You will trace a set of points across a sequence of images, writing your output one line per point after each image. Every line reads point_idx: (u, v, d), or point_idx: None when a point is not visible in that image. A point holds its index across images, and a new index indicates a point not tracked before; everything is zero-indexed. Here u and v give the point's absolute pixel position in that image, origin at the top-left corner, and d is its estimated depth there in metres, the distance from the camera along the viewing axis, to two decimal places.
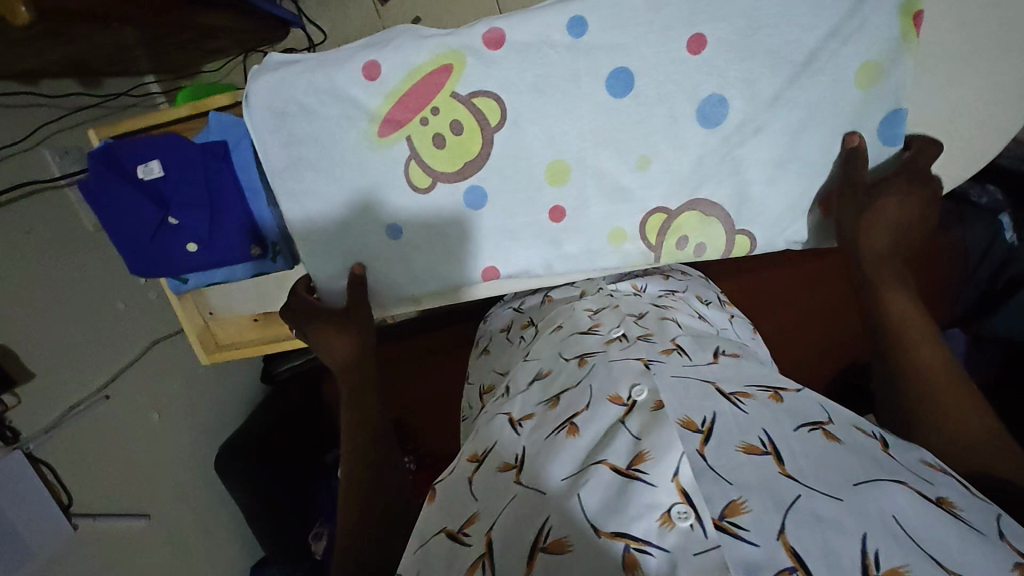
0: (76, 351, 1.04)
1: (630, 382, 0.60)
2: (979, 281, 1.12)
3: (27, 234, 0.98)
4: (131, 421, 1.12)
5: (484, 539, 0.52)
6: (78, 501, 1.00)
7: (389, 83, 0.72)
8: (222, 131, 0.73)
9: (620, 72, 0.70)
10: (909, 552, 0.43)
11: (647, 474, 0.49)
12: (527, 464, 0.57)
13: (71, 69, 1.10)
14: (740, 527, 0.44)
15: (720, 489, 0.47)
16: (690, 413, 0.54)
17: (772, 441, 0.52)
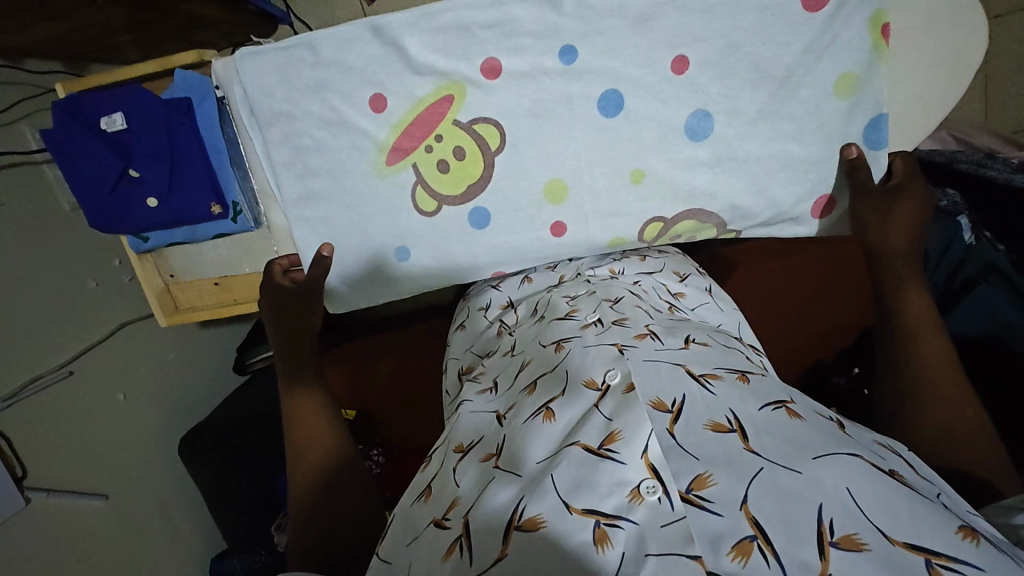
0: (43, 324, 1.04)
1: (605, 366, 0.54)
2: (936, 282, 1.14)
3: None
4: (94, 400, 1.11)
5: (462, 521, 0.48)
6: (33, 475, 0.98)
7: (392, 116, 0.68)
8: (186, 87, 0.68)
9: (610, 94, 0.67)
10: (862, 520, 0.39)
11: (617, 453, 0.46)
12: (506, 451, 0.52)
13: (56, 50, 1.11)
14: (705, 499, 0.42)
15: (687, 464, 0.44)
16: (660, 394, 0.50)
17: (738, 420, 0.48)
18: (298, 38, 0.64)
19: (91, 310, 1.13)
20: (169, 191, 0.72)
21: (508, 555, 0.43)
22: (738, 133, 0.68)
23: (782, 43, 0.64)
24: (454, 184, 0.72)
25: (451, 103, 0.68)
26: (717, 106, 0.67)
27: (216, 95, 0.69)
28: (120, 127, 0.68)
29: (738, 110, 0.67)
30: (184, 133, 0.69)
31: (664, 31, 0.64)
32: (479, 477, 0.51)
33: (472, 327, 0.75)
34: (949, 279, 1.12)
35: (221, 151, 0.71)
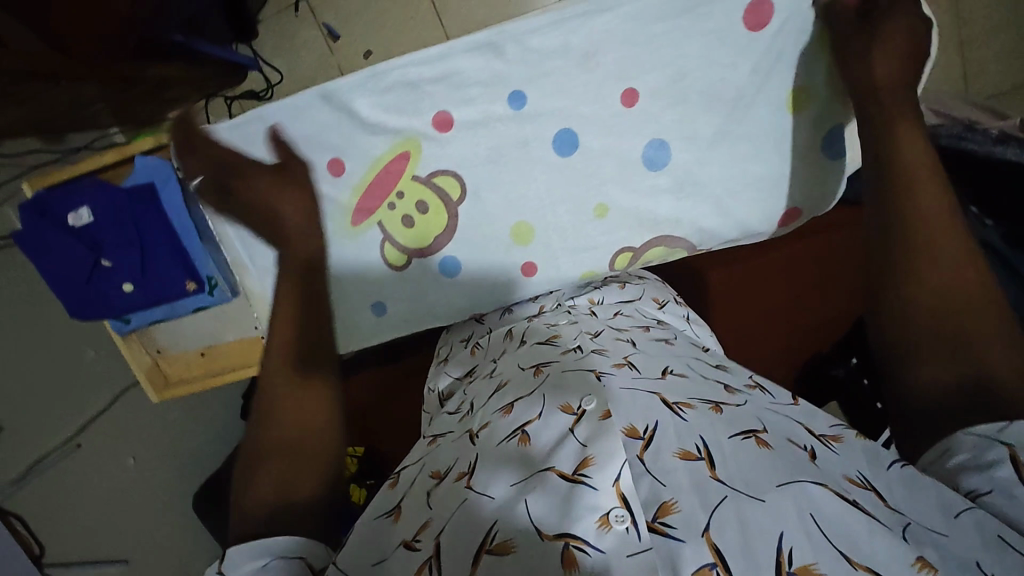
0: (47, 401, 1.05)
1: (582, 391, 0.53)
2: None
3: None
4: (104, 468, 1.12)
5: (434, 543, 0.47)
6: (50, 550, 1.05)
7: (352, 177, 0.70)
8: (146, 172, 0.69)
9: (564, 133, 0.68)
10: (822, 551, 0.39)
11: (590, 477, 0.45)
12: (478, 469, 0.50)
13: (30, 128, 1.13)
14: (669, 526, 0.41)
15: (653, 489, 0.44)
16: (633, 419, 0.48)
17: (707, 446, 0.46)
18: (254, 116, 0.67)
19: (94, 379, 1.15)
20: (143, 277, 0.73)
21: None
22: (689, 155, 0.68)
23: (723, 66, 0.64)
24: (422, 236, 0.72)
25: (407, 158, 0.69)
26: (665, 134, 0.68)
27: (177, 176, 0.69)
28: (87, 221, 0.70)
29: (693, 133, 0.67)
30: (152, 219, 0.71)
31: (610, 65, 0.65)
32: (449, 496, 0.50)
33: (455, 361, 0.74)
34: None
35: (188, 231, 0.72)
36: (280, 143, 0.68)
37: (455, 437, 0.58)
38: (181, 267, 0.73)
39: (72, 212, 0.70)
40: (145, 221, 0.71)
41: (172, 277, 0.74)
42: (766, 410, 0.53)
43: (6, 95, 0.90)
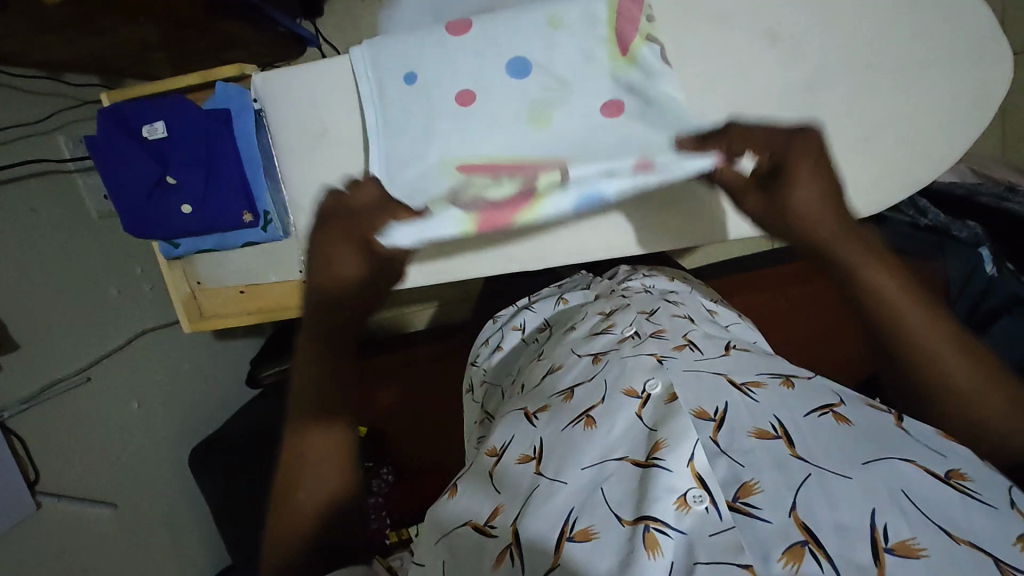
0: (62, 328, 1.04)
1: (644, 375, 0.55)
2: (959, 313, 1.13)
3: (31, 212, 1.02)
4: (110, 406, 1.11)
5: (510, 530, 0.47)
6: (44, 479, 0.97)
7: (491, 197, 0.67)
8: (225, 99, 0.72)
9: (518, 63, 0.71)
10: (915, 522, 0.40)
11: (663, 460, 0.46)
12: (544, 456, 0.51)
13: (96, 66, 1.15)
14: (753, 506, 0.43)
15: (732, 471, 0.45)
16: (702, 402, 0.51)
17: (783, 424, 0.48)
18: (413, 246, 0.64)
19: (110, 317, 1.15)
20: (205, 196, 0.74)
21: (560, 565, 0.43)
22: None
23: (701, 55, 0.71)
24: None
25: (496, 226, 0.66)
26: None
27: (253, 108, 0.72)
28: (161, 135, 0.72)
29: None
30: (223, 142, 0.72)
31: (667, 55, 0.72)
32: (481, 487, 0.52)
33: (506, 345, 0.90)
34: (971, 311, 1.11)
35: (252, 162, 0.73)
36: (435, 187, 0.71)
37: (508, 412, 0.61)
38: (241, 190, 0.73)
39: (148, 126, 0.72)
40: (214, 144, 0.72)
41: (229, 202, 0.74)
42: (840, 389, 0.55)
43: (94, 30, 0.95)
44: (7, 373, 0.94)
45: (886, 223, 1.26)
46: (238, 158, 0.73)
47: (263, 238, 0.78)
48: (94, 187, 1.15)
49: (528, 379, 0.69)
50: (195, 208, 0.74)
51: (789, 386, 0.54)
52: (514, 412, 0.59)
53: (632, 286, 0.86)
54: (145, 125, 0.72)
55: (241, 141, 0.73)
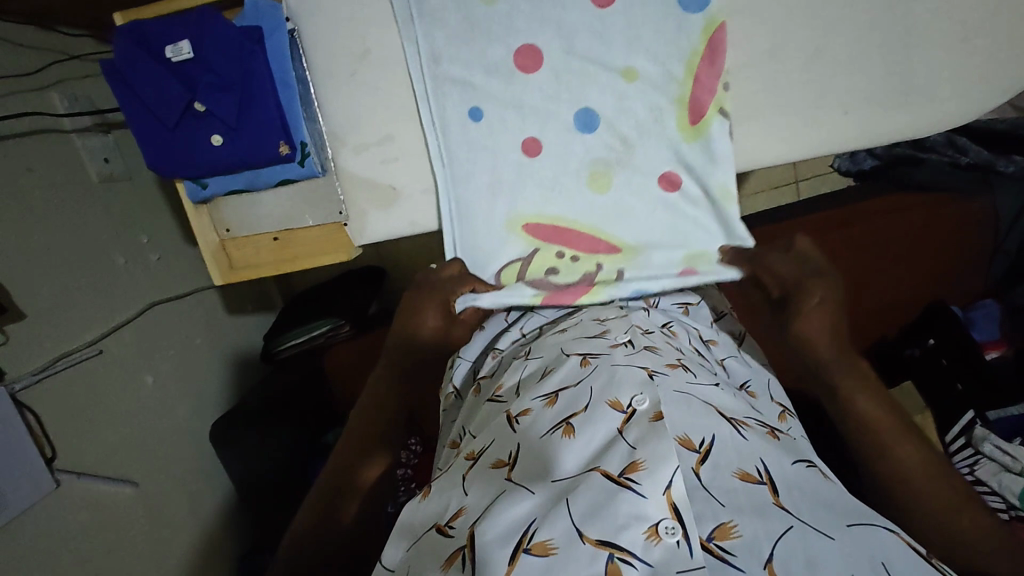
0: (67, 296, 0.97)
1: (632, 390, 0.53)
2: (1008, 249, 1.12)
3: (28, 172, 0.94)
4: (124, 379, 1.04)
5: (467, 531, 0.46)
6: (62, 455, 0.91)
7: (557, 279, 0.75)
8: (256, 15, 0.66)
9: (586, 114, 0.73)
10: None
11: (638, 484, 0.44)
12: (520, 466, 0.51)
13: (87, 17, 1.06)
14: (728, 552, 0.41)
15: (711, 509, 0.44)
16: (689, 431, 0.50)
17: (769, 473, 0.49)
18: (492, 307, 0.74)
19: (119, 286, 1.08)
20: (237, 125, 0.68)
21: (512, 575, 0.41)
22: (812, 75, 0.70)
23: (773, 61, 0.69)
24: None
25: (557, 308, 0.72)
26: (812, 38, 0.68)
27: (287, 27, 0.68)
28: (188, 56, 0.66)
29: (784, 56, 0.69)
30: (257, 63, 0.66)
31: None
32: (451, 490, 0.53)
33: None
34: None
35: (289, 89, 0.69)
36: (500, 245, 0.77)
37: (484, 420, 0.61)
38: (278, 116, 0.68)
39: (173, 46, 0.66)
40: (247, 64, 0.66)
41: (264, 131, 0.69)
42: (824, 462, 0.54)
43: None
44: (14, 343, 0.86)
45: (924, 165, 1.17)
46: (272, 82, 0.68)
47: (298, 173, 0.72)
48: (93, 149, 1.07)
49: (509, 380, 0.64)
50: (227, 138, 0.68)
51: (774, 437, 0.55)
52: (498, 414, 0.59)
53: None
54: (168, 46, 0.66)
55: (276, 63, 0.68)
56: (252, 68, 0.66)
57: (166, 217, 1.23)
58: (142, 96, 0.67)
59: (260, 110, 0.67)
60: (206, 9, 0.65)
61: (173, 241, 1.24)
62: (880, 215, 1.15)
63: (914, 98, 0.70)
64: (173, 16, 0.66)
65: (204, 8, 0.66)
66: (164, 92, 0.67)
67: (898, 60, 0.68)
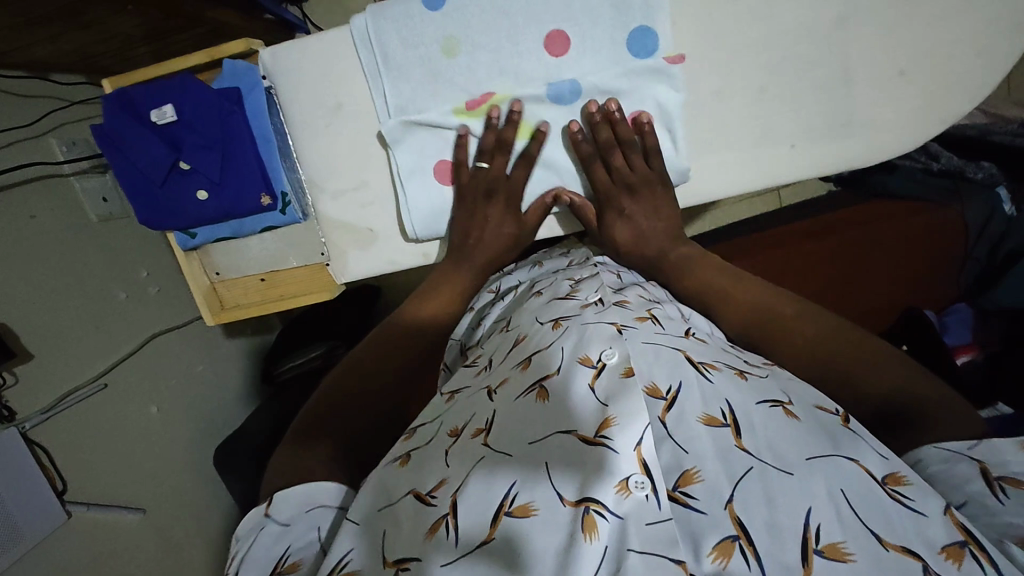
0: (72, 334, 1.02)
1: (602, 345, 0.58)
2: (977, 257, 1.14)
3: (31, 218, 0.99)
4: (129, 410, 1.09)
5: (450, 500, 0.50)
6: (73, 487, 0.95)
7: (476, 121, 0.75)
8: (235, 77, 0.73)
9: (559, 84, 0.73)
10: (849, 530, 0.43)
11: (612, 440, 0.49)
12: (496, 432, 0.54)
13: (83, 64, 1.10)
14: (691, 497, 0.46)
15: (676, 458, 0.48)
16: (656, 380, 0.54)
17: (732, 412, 0.51)
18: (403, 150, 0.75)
19: (121, 320, 1.13)
20: (221, 180, 0.74)
21: (494, 537, 0.46)
22: (762, 110, 0.73)
23: (726, 96, 0.73)
24: None
25: (483, 103, 0.73)
26: (760, 76, 0.72)
27: (264, 85, 0.74)
28: (172, 119, 0.71)
29: (733, 93, 0.73)
30: (237, 122, 0.73)
31: (689, 5, 0.71)
32: (435, 459, 0.55)
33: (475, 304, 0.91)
34: (992, 253, 1.13)
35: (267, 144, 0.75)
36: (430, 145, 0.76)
37: (467, 391, 0.64)
38: (260, 169, 0.74)
39: (157, 110, 0.71)
40: (228, 123, 0.73)
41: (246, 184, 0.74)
42: (790, 384, 0.57)
43: (78, 22, 0.91)
44: (23, 382, 0.91)
45: (897, 171, 1.22)
46: (253, 138, 0.74)
47: (281, 221, 0.78)
48: (92, 190, 1.12)
49: (494, 353, 0.70)
50: (213, 192, 0.74)
51: (741, 376, 0.56)
52: (477, 391, 0.63)
53: (608, 256, 0.85)
54: (153, 110, 0.72)
55: (255, 119, 0.74)
56: (233, 128, 0.72)
57: (164, 249, 1.28)
58: (128, 158, 0.73)
59: (243, 165, 0.73)
60: (187, 76, 0.71)
61: (171, 273, 1.28)
62: (860, 216, 1.19)
63: (858, 130, 0.73)
64: (157, 82, 0.72)
65: (185, 74, 0.72)
66: (150, 153, 0.73)
67: (842, 91, 0.72)
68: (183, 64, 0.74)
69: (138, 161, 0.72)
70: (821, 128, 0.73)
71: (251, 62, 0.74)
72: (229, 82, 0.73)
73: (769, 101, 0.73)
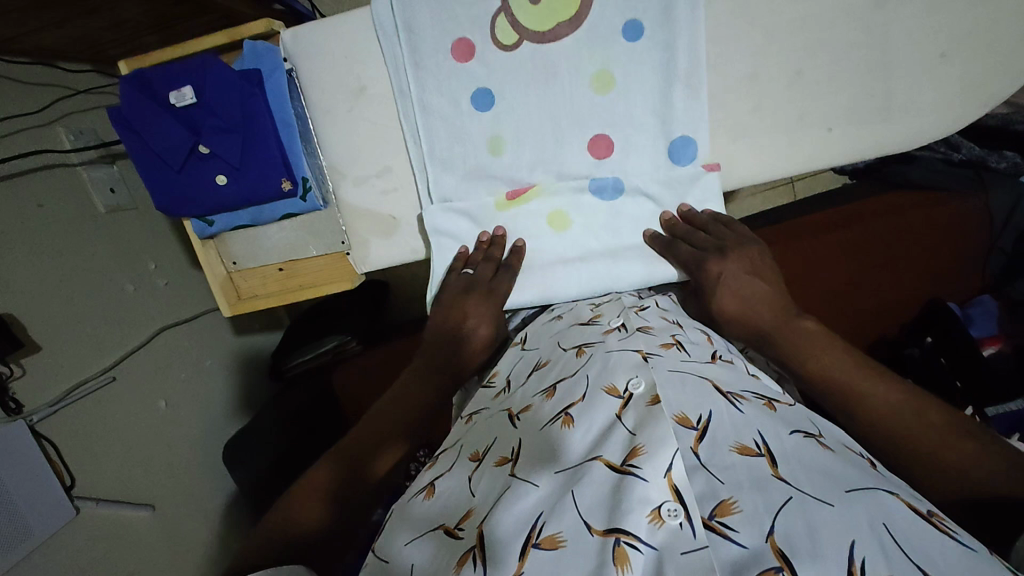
0: (77, 326, 0.99)
1: (627, 374, 0.57)
2: (1002, 247, 1.13)
3: (39, 208, 0.96)
4: (137, 405, 1.07)
5: (476, 531, 0.49)
6: (81, 482, 0.93)
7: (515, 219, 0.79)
8: (255, 59, 0.71)
9: (596, 183, 0.78)
10: (896, 563, 0.39)
11: (640, 469, 0.47)
12: (523, 461, 0.54)
13: (89, 53, 1.08)
14: (729, 528, 0.43)
15: (711, 488, 0.45)
16: (685, 408, 0.52)
17: (766, 444, 0.49)
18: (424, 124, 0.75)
19: (130, 313, 1.11)
20: (240, 165, 0.72)
21: (525, 571, 0.44)
22: (799, 95, 0.73)
23: (758, 82, 0.72)
24: None
25: (522, 196, 0.79)
26: (795, 61, 0.71)
27: (285, 68, 0.73)
28: (190, 101, 0.70)
29: (765, 80, 0.72)
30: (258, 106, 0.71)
31: None
32: (462, 488, 0.56)
33: None
34: (1017, 242, 1.11)
35: (288, 130, 0.73)
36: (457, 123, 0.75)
37: (489, 415, 0.64)
38: (280, 156, 0.72)
39: (176, 92, 0.70)
40: (249, 106, 0.71)
41: (265, 170, 0.72)
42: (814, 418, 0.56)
43: (88, 8, 0.88)
44: (31, 375, 0.89)
45: (917, 162, 1.21)
46: (273, 122, 0.72)
47: (303, 209, 0.76)
48: (100, 181, 1.10)
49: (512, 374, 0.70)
50: (232, 179, 0.73)
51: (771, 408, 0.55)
52: (500, 413, 0.63)
53: None
54: (172, 91, 0.70)
55: (276, 103, 0.72)
56: (253, 111, 0.71)
57: (173, 241, 1.25)
58: (146, 142, 0.71)
59: (263, 151, 0.72)
60: (207, 56, 0.70)
61: (179, 265, 1.26)
62: (885, 207, 1.17)
63: (895, 115, 0.72)
64: (177, 62, 0.71)
65: (205, 55, 0.70)
66: (169, 136, 0.71)
67: (880, 75, 0.71)
68: (203, 44, 0.72)
69: (158, 145, 0.71)
70: (856, 114, 0.73)
71: (273, 42, 0.72)
72: (249, 64, 0.71)
73: (803, 87, 0.72)
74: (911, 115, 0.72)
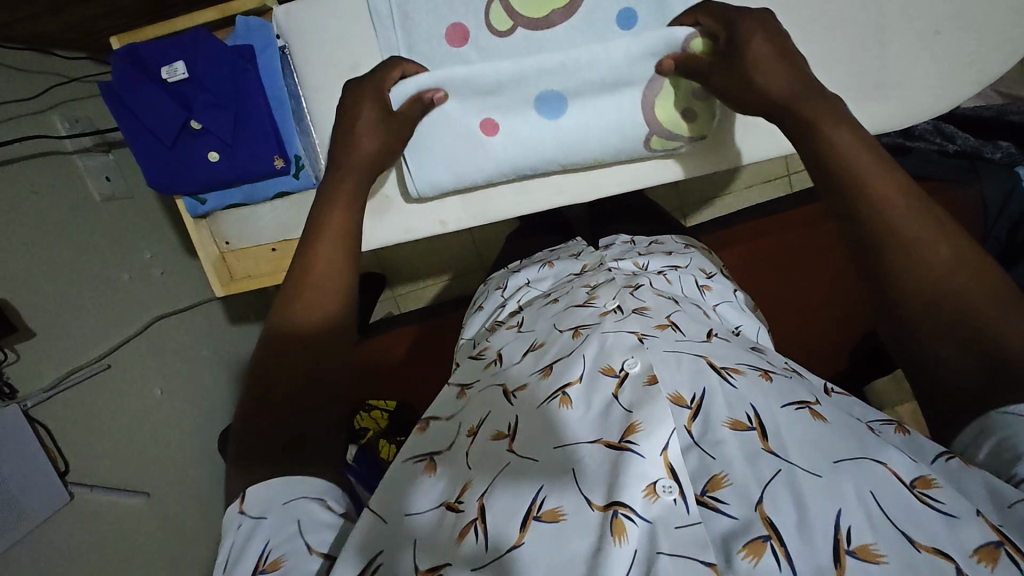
0: (72, 313, 0.99)
1: (622, 355, 0.57)
2: (997, 237, 1.13)
3: (34, 194, 0.96)
4: (131, 392, 1.06)
5: (477, 504, 0.47)
6: (76, 469, 0.93)
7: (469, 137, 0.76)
8: (248, 35, 0.72)
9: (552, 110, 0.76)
10: (881, 530, 0.39)
11: (636, 444, 0.47)
12: (519, 436, 0.53)
13: (83, 41, 1.08)
14: (720, 501, 0.43)
15: (705, 463, 0.46)
16: (679, 387, 0.52)
17: (758, 416, 0.48)
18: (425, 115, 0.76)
19: (125, 301, 1.10)
20: (233, 141, 0.73)
21: (525, 541, 0.43)
22: None
23: None
24: None
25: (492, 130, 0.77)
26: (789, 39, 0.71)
27: (278, 45, 0.73)
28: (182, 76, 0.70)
29: None
30: (251, 80, 0.72)
31: None
32: (460, 464, 0.52)
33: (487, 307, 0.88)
34: (1012, 233, 1.11)
35: (281, 104, 0.74)
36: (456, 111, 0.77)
37: (482, 388, 0.63)
38: (274, 131, 0.73)
39: (167, 67, 0.70)
40: (242, 82, 0.72)
41: (258, 146, 0.73)
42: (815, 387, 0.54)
43: None
44: (25, 361, 0.89)
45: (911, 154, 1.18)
46: (266, 98, 0.73)
47: (296, 186, 0.77)
48: (95, 169, 1.10)
49: (503, 350, 0.70)
50: (225, 155, 0.73)
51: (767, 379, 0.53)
52: (494, 387, 0.61)
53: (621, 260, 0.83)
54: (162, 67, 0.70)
55: (269, 78, 0.73)
56: (247, 85, 0.71)
57: (167, 231, 1.25)
58: (138, 118, 0.72)
59: (257, 125, 0.73)
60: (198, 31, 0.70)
61: (174, 255, 1.26)
62: None
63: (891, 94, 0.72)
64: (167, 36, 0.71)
65: (196, 29, 0.71)
66: (161, 112, 0.72)
67: (875, 54, 0.71)
68: (196, 20, 0.73)
69: (150, 121, 0.72)
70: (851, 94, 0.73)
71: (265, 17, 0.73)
72: (242, 39, 0.72)
73: None
74: (906, 94, 0.72)
